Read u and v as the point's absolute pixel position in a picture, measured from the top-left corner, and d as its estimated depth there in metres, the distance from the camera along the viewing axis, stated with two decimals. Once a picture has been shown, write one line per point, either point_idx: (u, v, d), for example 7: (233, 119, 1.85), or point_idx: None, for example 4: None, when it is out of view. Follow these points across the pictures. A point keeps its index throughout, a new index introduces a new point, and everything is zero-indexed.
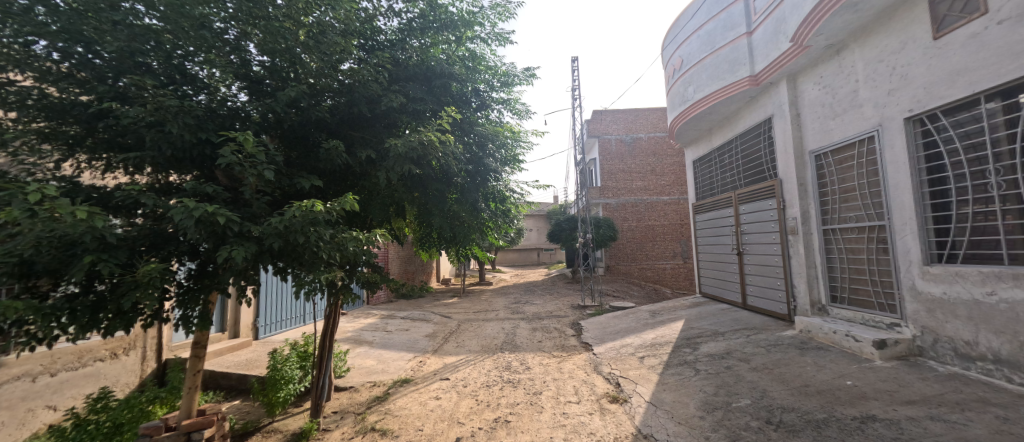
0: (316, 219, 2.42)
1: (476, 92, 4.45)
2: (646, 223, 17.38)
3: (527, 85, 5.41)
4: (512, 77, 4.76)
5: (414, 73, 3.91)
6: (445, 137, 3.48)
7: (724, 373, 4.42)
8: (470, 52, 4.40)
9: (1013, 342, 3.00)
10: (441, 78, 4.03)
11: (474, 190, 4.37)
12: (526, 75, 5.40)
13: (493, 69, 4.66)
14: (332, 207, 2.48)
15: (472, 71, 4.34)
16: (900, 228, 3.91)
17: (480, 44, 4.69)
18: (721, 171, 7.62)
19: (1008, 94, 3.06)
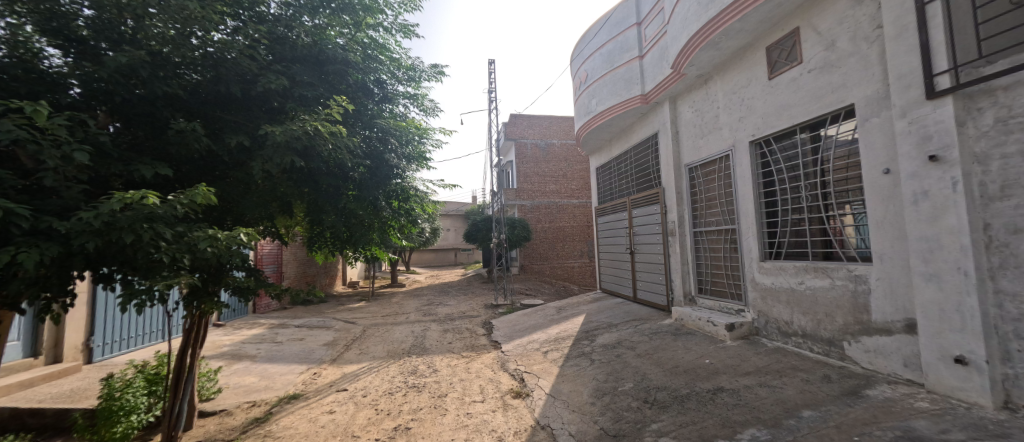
0: (152, 215, 2.03)
1: (379, 83, 4.38)
2: (557, 225, 18.42)
3: (435, 82, 5.35)
4: (417, 73, 4.70)
5: (303, 56, 3.52)
6: (337, 127, 3.23)
7: (614, 360, 4.90)
8: (372, 39, 4.14)
9: (814, 320, 3.87)
10: (335, 63, 3.75)
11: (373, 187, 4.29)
12: (435, 72, 5.34)
13: (396, 62, 4.57)
14: (178, 200, 2.11)
15: (372, 61, 4.17)
16: (745, 231, 4.78)
17: (383, 34, 4.50)
18: (617, 179, 8.47)
19: (814, 127, 3.93)
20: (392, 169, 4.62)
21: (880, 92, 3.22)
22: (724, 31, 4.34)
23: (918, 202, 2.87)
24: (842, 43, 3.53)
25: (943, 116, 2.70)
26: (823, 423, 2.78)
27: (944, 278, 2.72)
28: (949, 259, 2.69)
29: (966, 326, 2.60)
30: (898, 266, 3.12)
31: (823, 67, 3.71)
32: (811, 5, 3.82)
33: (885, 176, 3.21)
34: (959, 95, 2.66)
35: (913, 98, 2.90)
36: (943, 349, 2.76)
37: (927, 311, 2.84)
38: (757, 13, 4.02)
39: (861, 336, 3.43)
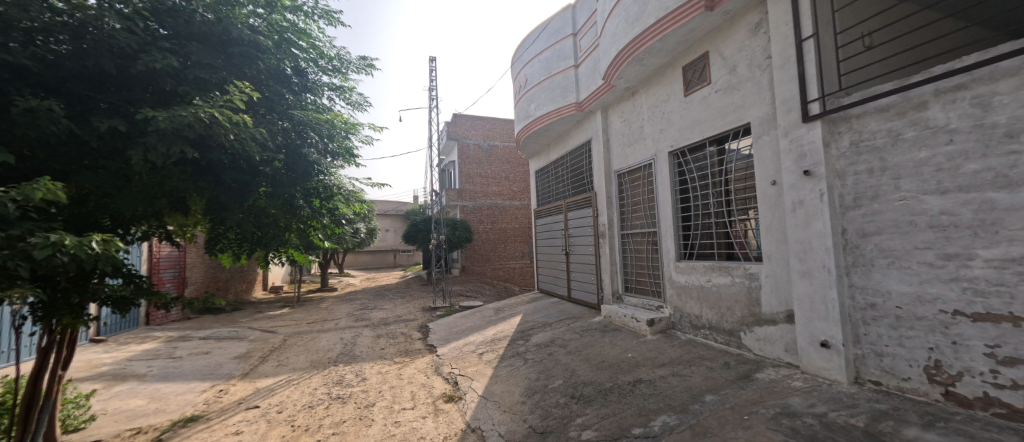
0: None
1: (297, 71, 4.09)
2: (499, 226, 18.55)
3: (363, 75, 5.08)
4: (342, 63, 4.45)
5: (202, 33, 3.16)
6: (240, 117, 2.96)
7: (546, 359, 5.03)
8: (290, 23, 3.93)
9: (718, 314, 4.33)
10: (241, 46, 3.42)
11: (288, 185, 3.98)
12: (363, 65, 5.11)
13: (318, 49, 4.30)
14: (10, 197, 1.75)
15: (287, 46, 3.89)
16: (664, 233, 5.20)
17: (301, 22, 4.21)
18: (555, 183, 8.77)
19: (720, 141, 4.40)
20: (311, 166, 4.30)
21: (770, 113, 3.70)
22: (647, 48, 4.69)
23: (796, 210, 3.34)
24: (742, 68, 4.00)
25: (815, 137, 3.18)
26: (721, 405, 3.12)
27: (815, 275, 3.20)
28: (818, 259, 3.17)
29: (831, 316, 3.08)
30: (781, 265, 3.61)
31: (727, 88, 4.18)
32: (718, 32, 4.29)
33: (772, 186, 3.69)
34: (826, 119, 3.15)
35: (794, 121, 3.37)
36: (813, 336, 3.24)
37: (802, 303, 3.32)
38: (675, 34, 4.40)
39: (754, 326, 3.90)
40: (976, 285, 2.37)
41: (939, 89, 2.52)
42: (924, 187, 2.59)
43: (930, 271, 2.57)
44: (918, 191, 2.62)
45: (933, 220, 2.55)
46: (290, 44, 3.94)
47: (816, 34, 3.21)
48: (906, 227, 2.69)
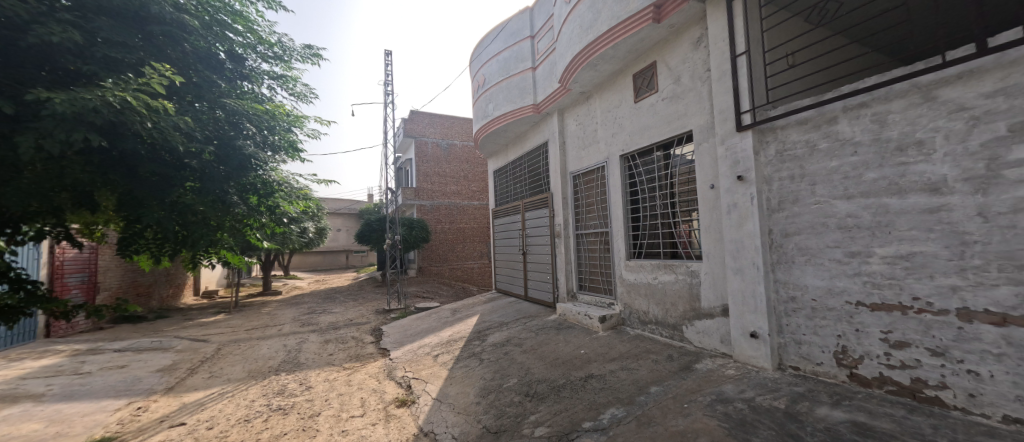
0: None
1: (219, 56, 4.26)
2: (458, 226, 18.35)
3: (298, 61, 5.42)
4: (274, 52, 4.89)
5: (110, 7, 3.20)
6: (156, 104, 2.94)
7: (502, 358, 5.05)
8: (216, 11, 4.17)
9: (663, 309, 4.58)
10: (158, 25, 3.50)
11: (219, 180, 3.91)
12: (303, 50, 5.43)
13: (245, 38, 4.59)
14: None
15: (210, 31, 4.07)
16: (615, 233, 5.42)
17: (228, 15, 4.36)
18: (512, 183, 8.84)
19: (666, 147, 4.66)
20: (247, 158, 4.29)
21: (709, 122, 3.98)
22: (600, 55, 4.87)
23: (730, 212, 3.63)
24: (685, 79, 4.28)
25: (747, 145, 3.47)
26: (664, 395, 3.30)
27: (746, 271, 3.49)
28: (749, 257, 3.46)
29: (759, 309, 3.38)
30: (718, 263, 3.89)
31: (672, 96, 4.44)
32: (665, 44, 4.54)
33: (711, 190, 3.96)
34: (756, 129, 3.44)
35: (729, 130, 3.66)
36: (744, 327, 3.53)
37: (735, 298, 3.61)
38: (626, 43, 4.60)
39: (694, 320, 4.17)
40: (874, 279, 2.70)
41: (847, 105, 2.84)
42: (835, 193, 2.91)
43: (839, 267, 2.89)
44: (831, 195, 2.93)
45: (842, 222, 2.87)
46: (217, 30, 4.16)
47: (748, 51, 3.50)
48: (821, 228, 3.00)
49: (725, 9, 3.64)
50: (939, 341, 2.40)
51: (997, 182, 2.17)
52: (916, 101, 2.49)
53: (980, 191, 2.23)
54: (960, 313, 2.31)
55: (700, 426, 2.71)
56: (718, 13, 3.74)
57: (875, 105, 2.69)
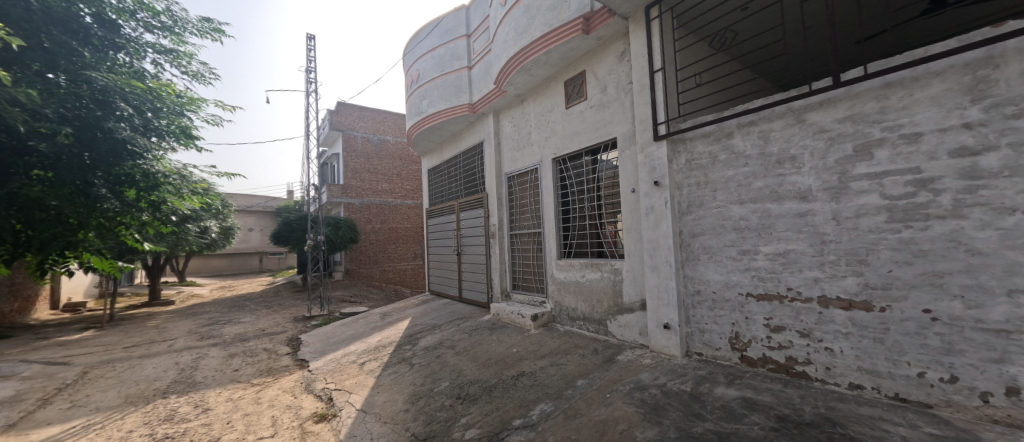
0: None
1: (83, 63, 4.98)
2: (390, 226, 17.51)
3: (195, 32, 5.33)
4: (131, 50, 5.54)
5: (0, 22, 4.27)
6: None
7: (434, 362, 4.91)
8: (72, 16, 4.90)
9: (590, 305, 4.84)
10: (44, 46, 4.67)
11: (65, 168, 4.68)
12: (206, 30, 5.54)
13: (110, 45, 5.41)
14: None
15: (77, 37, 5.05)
16: (547, 234, 5.59)
17: (130, 56, 5.71)
18: (447, 183, 8.68)
19: (594, 152, 4.93)
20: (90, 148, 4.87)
21: (631, 130, 4.30)
22: (534, 60, 4.98)
23: (648, 214, 3.96)
24: (610, 89, 4.57)
25: (662, 154, 3.81)
26: (589, 387, 3.48)
27: (661, 268, 3.83)
28: (663, 255, 3.81)
29: (671, 302, 3.73)
30: (637, 261, 4.21)
31: (599, 105, 4.71)
32: (593, 54, 4.80)
33: (632, 194, 4.27)
34: (670, 139, 3.80)
35: (647, 139, 3.99)
36: (659, 320, 3.87)
37: (652, 293, 3.94)
38: (558, 51, 4.77)
39: (617, 315, 4.47)
40: (761, 273, 3.13)
41: (741, 122, 3.26)
42: (732, 198, 3.32)
43: (734, 264, 3.31)
44: (728, 201, 3.34)
45: (737, 224, 3.29)
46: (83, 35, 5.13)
47: (663, 68, 3.86)
48: (721, 229, 3.40)
49: (644, 28, 3.97)
50: (806, 324, 2.86)
51: (847, 192, 2.65)
52: (791, 122, 2.95)
53: (835, 199, 2.71)
54: (821, 301, 2.78)
55: (620, 413, 2.89)
56: (638, 31, 4.05)
57: (762, 124, 3.13)
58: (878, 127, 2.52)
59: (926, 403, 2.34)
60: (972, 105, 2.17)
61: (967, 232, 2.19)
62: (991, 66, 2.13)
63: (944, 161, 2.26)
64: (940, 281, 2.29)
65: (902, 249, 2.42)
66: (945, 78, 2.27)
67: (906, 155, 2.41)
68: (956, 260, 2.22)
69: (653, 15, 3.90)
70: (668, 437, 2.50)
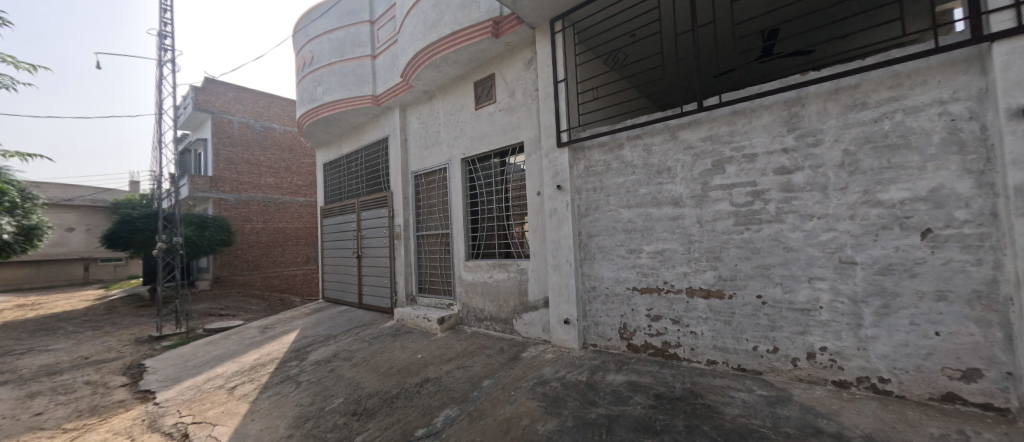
0: None
1: None
2: (276, 226, 15.30)
3: None
4: None
5: None
6: None
7: (325, 377, 4.39)
8: None
9: (497, 305, 4.90)
10: None
11: None
12: None
13: None
14: None
15: None
16: (455, 234, 5.49)
17: None
18: (347, 179, 7.94)
19: (502, 154, 5.02)
20: None
21: (536, 136, 4.49)
22: (443, 57, 4.85)
23: (551, 216, 4.17)
24: (518, 94, 4.70)
25: (564, 159, 4.06)
26: (495, 387, 3.49)
27: (562, 267, 4.07)
28: (564, 255, 4.05)
29: (571, 298, 3.98)
30: (541, 261, 4.40)
31: (508, 109, 4.81)
32: (503, 59, 4.89)
33: (537, 196, 4.44)
34: (571, 146, 4.06)
35: (551, 145, 4.20)
36: (560, 315, 4.10)
37: (554, 291, 4.15)
38: (467, 51, 4.73)
39: (522, 313, 4.61)
40: (644, 269, 3.54)
41: (629, 135, 3.65)
42: (622, 203, 3.69)
43: (623, 261, 3.68)
44: (619, 205, 3.71)
45: (626, 226, 3.67)
46: None
47: (566, 79, 4.12)
48: (613, 231, 3.76)
49: (549, 39, 4.18)
50: (677, 312, 3.33)
51: (708, 200, 3.16)
52: (668, 138, 3.41)
53: (699, 205, 3.21)
54: (688, 292, 3.26)
55: (523, 409, 2.97)
56: (544, 41, 4.26)
57: (646, 138, 3.55)
58: (728, 147, 3.07)
59: (758, 370, 2.91)
60: (789, 134, 2.79)
61: (785, 233, 2.79)
62: (799, 105, 2.76)
63: (771, 177, 2.85)
64: (768, 272, 2.88)
65: (744, 247, 2.98)
66: (772, 111, 2.87)
67: (747, 171, 2.97)
68: (778, 256, 2.82)
69: (557, 28, 4.14)
70: (566, 426, 2.64)
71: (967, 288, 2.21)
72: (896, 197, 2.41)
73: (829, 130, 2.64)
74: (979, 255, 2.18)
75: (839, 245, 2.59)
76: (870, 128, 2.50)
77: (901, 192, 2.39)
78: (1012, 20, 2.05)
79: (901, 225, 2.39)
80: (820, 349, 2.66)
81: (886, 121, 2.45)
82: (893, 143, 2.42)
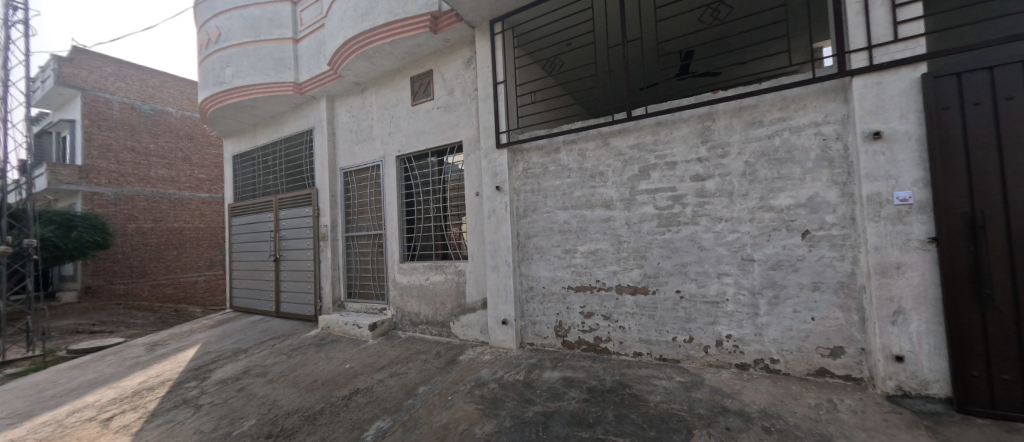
0: None
1: None
2: (170, 226, 13.07)
3: None
4: None
5: None
6: None
7: (233, 398, 3.84)
8: None
9: (433, 308, 4.75)
10: None
11: None
12: None
13: None
14: None
15: None
16: (389, 235, 5.21)
17: None
18: (263, 174, 7.12)
19: (440, 153, 4.88)
20: None
21: (475, 136, 4.44)
22: (376, 48, 4.57)
23: (489, 217, 4.16)
24: (457, 93, 4.62)
25: (503, 161, 4.07)
26: (431, 393, 3.37)
27: (500, 268, 4.07)
28: (502, 256, 4.06)
29: (508, 299, 4.00)
30: (479, 262, 4.36)
31: (447, 107, 4.69)
32: (441, 55, 4.77)
33: (476, 197, 4.40)
34: (510, 148, 4.10)
35: (490, 146, 4.19)
36: (498, 316, 4.10)
37: (492, 292, 4.14)
38: (404, 44, 4.52)
39: (459, 315, 4.52)
40: (578, 268, 3.69)
41: (565, 139, 3.79)
42: (558, 204, 3.82)
43: (559, 261, 3.80)
44: (555, 206, 3.83)
45: (561, 227, 3.79)
46: None
47: (505, 81, 4.14)
48: (549, 231, 3.86)
49: (489, 40, 4.18)
50: (607, 308, 3.53)
51: (635, 203, 3.40)
52: (600, 144, 3.60)
53: (627, 208, 3.44)
54: (617, 289, 3.48)
55: (460, 414, 2.90)
56: (484, 42, 4.24)
57: (580, 143, 3.71)
58: (653, 155, 3.33)
59: (677, 359, 3.21)
60: (703, 145, 3.12)
61: (699, 234, 3.11)
62: (711, 120, 3.09)
63: (688, 183, 3.16)
64: (685, 269, 3.18)
65: (666, 247, 3.26)
66: (689, 124, 3.18)
67: (668, 177, 3.25)
68: (694, 254, 3.13)
69: (497, 30, 4.16)
70: (504, 427, 2.63)
71: (834, 279, 2.66)
72: (784, 203, 2.82)
73: (734, 143, 3.00)
74: (843, 252, 2.64)
75: (742, 244, 2.95)
76: (765, 143, 2.90)
77: (787, 199, 2.81)
78: (865, 60, 2.51)
79: (788, 227, 2.80)
80: (726, 337, 3.01)
81: (777, 138, 2.86)
82: (782, 157, 2.83)
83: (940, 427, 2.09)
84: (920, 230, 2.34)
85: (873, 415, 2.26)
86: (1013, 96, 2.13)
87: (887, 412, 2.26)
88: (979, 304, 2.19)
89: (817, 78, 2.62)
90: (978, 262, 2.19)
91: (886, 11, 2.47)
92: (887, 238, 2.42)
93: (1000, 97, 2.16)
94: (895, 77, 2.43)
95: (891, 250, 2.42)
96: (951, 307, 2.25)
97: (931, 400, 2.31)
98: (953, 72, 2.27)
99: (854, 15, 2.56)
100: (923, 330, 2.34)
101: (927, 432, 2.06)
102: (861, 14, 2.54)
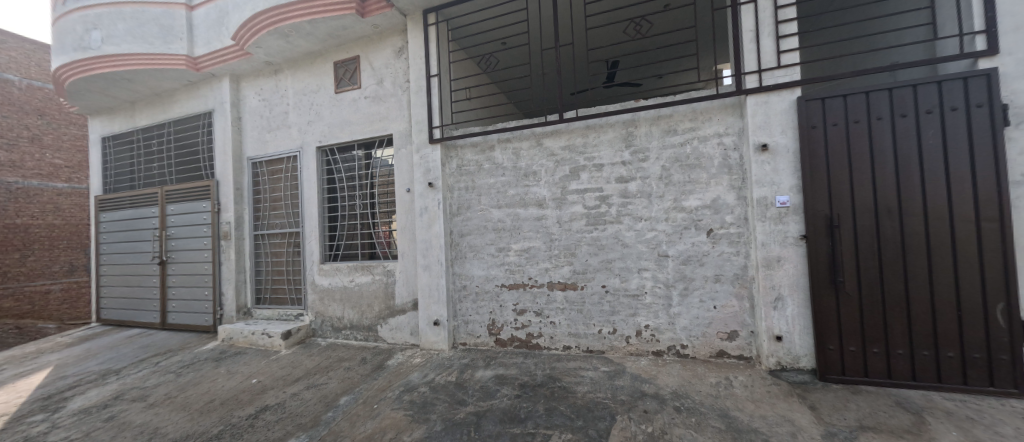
0: None
1: None
2: (10, 222, 10.03)
3: None
4: None
5: None
6: None
7: (97, 430, 3.10)
8: None
9: (359, 312, 4.43)
10: None
11: None
12: None
13: None
14: None
15: None
16: (307, 234, 4.72)
17: None
18: (145, 160, 6.00)
19: (367, 146, 4.57)
20: None
21: (406, 129, 4.24)
22: (295, 26, 4.06)
23: (421, 215, 3.98)
24: (387, 83, 4.36)
25: (436, 157, 3.93)
26: (354, 403, 3.11)
27: (432, 267, 3.92)
28: (435, 255, 3.91)
29: (440, 299, 3.87)
30: (410, 261, 4.16)
31: (375, 96, 4.40)
32: (370, 41, 4.47)
33: (407, 193, 4.18)
34: (443, 144, 3.98)
35: (423, 140, 4.02)
36: (429, 317, 3.94)
37: (423, 292, 3.96)
38: (326, 24, 4.11)
39: (388, 318, 4.28)
40: (511, 266, 3.72)
41: (500, 137, 3.78)
42: (492, 203, 3.80)
43: (492, 260, 3.79)
44: (490, 205, 3.81)
45: (495, 225, 3.79)
46: None
47: (439, 75, 4.01)
48: (483, 230, 3.83)
49: (422, 31, 4.02)
50: (539, 305, 3.61)
51: (566, 202, 3.53)
52: (534, 144, 3.66)
53: (559, 207, 3.55)
54: (549, 285, 3.57)
55: (387, 422, 2.73)
56: (417, 32, 4.06)
57: (515, 142, 3.74)
58: (582, 157, 3.48)
59: (602, 350, 3.40)
60: (626, 150, 3.34)
61: (622, 233, 3.33)
62: (633, 126, 3.33)
63: (613, 185, 3.37)
64: (609, 265, 3.38)
65: (593, 245, 3.43)
66: (614, 129, 3.38)
67: (596, 178, 3.43)
68: (618, 251, 3.35)
69: (430, 21, 4.02)
70: (434, 431, 2.52)
71: (731, 272, 3.04)
72: (693, 204, 3.14)
73: (653, 149, 3.26)
74: (738, 248, 3.02)
75: (659, 241, 3.23)
76: (679, 150, 3.19)
77: (696, 201, 3.13)
78: (757, 81, 2.91)
79: (696, 226, 3.13)
80: (644, 327, 3.27)
81: (688, 146, 3.17)
82: (692, 163, 3.15)
83: (807, 393, 2.51)
84: (794, 229, 2.78)
85: (758, 387, 2.63)
86: (858, 120, 2.63)
87: (770, 384, 2.65)
88: (835, 289, 2.66)
89: (720, 94, 2.97)
90: (834, 254, 2.66)
91: (772, 41, 2.88)
92: (771, 236, 2.84)
93: (850, 121, 2.65)
94: (778, 98, 2.84)
95: (774, 246, 2.83)
96: (815, 293, 2.70)
97: (801, 371, 2.77)
98: (819, 97, 2.72)
99: (749, 41, 2.93)
100: (797, 313, 2.79)
101: (798, 398, 2.45)
102: (754, 41, 2.93)
